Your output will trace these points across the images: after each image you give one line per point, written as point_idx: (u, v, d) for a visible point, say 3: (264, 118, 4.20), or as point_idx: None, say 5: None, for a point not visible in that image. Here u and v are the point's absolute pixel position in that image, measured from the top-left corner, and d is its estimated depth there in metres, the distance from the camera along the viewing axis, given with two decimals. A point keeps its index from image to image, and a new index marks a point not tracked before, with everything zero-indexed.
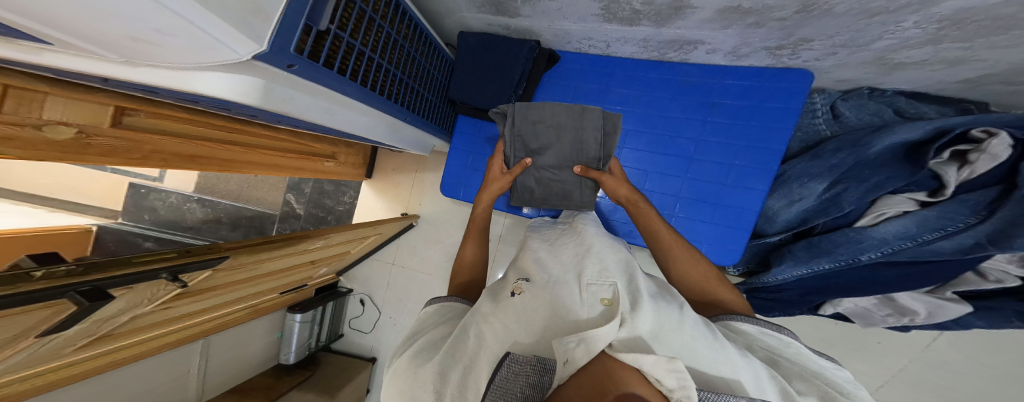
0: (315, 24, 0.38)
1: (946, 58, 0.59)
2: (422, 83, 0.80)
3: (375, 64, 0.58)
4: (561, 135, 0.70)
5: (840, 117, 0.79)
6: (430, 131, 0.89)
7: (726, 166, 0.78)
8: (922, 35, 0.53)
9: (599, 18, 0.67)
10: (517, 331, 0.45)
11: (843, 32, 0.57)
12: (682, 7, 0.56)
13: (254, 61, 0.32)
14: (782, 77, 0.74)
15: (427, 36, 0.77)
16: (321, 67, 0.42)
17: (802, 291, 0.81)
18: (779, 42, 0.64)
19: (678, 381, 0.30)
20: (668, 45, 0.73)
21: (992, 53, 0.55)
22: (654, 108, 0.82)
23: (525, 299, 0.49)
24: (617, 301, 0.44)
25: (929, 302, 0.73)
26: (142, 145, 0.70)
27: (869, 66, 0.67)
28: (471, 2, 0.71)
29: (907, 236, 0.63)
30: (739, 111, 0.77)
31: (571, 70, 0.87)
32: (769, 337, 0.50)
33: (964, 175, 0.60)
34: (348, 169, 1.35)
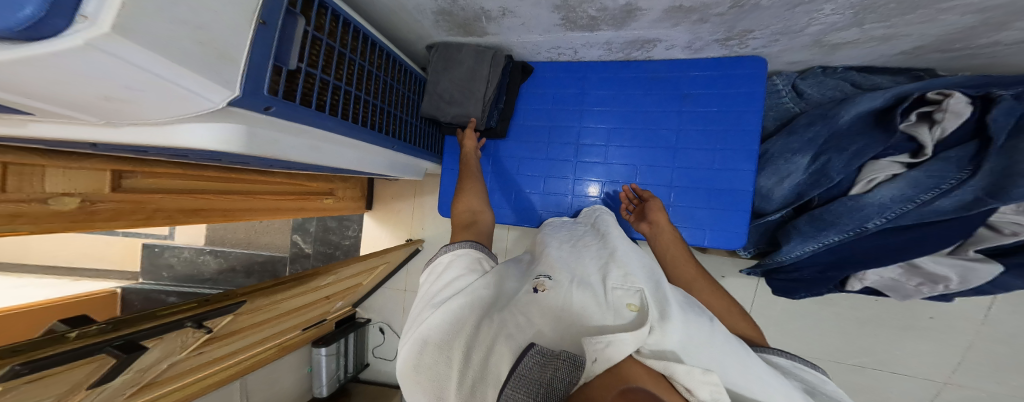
0: (284, 64, 0.40)
1: (874, 36, 0.60)
2: (403, 109, 0.82)
3: (353, 97, 0.60)
4: (466, 59, 0.80)
5: (804, 94, 0.78)
6: (419, 156, 0.91)
7: (710, 152, 0.78)
8: (843, 19, 0.55)
9: (561, 27, 0.69)
10: (540, 321, 0.44)
11: (776, 22, 0.58)
12: (633, 10, 0.58)
13: (231, 107, 0.34)
14: (740, 63, 0.75)
15: (399, 63, 0.79)
16: (297, 105, 0.43)
17: (819, 268, 0.78)
18: (725, 34, 0.65)
19: (712, 394, 0.33)
20: (630, 46, 0.74)
21: (912, 28, 0.56)
22: (631, 105, 0.83)
23: (551, 297, 0.47)
24: (646, 307, 0.41)
25: (957, 266, 0.69)
26: (144, 205, 0.72)
27: (813, 52, 0.69)
28: (439, 26, 0.74)
29: (906, 199, 0.61)
30: (712, 100, 0.77)
31: (548, 78, 0.89)
32: (806, 372, 0.47)
33: (937, 133, 0.60)
34: (348, 203, 1.37)
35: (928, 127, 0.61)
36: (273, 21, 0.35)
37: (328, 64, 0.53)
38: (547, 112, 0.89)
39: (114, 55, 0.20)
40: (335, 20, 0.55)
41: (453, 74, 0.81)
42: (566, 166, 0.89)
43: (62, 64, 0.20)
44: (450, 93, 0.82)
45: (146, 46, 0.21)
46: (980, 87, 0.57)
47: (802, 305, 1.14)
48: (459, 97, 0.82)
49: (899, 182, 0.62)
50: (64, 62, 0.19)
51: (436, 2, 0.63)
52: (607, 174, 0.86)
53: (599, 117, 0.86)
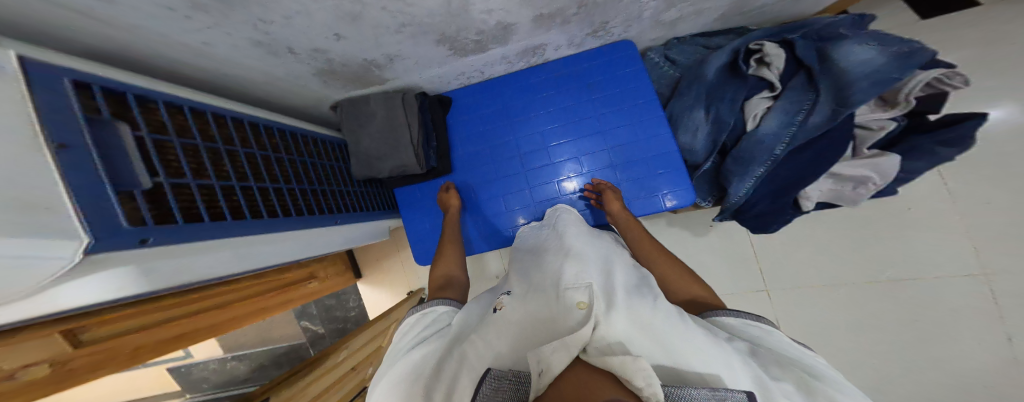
0: (137, 187, 0.37)
1: (689, 11, 0.70)
2: (330, 180, 0.82)
3: (265, 190, 0.60)
4: (377, 109, 0.77)
5: (676, 62, 0.81)
6: (365, 217, 0.91)
7: (627, 126, 0.83)
8: (654, 6, 0.65)
9: (457, 56, 0.72)
10: (497, 342, 0.47)
11: (614, 15, 0.66)
12: (506, 25, 0.63)
13: (105, 255, 0.32)
14: (616, 49, 0.82)
15: (310, 136, 0.80)
16: (183, 225, 0.42)
17: (770, 197, 0.73)
18: (591, 29, 0.71)
19: (646, 378, 0.32)
20: (523, 55, 0.79)
21: (702, 4, 0.67)
22: (546, 107, 0.88)
23: (507, 315, 0.50)
24: (591, 303, 0.45)
25: (865, 164, 0.66)
26: (108, 352, 0.63)
27: (665, 30, 0.77)
28: (330, 85, 0.70)
29: (786, 123, 0.64)
30: (610, 83, 0.83)
31: (467, 103, 0.91)
32: (751, 328, 0.52)
33: (774, 72, 0.66)
34: (336, 279, 1.37)
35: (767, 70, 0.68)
36: (83, 144, 0.31)
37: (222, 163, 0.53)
38: (479, 134, 0.91)
39: None
40: (218, 122, 0.56)
41: (370, 127, 0.78)
42: (502, 185, 0.91)
43: None
44: (375, 147, 0.79)
45: None
46: (775, 34, 0.70)
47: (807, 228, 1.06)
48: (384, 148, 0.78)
49: (783, 104, 0.65)
50: None
51: (310, 64, 0.61)
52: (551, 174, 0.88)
53: (525, 125, 0.89)
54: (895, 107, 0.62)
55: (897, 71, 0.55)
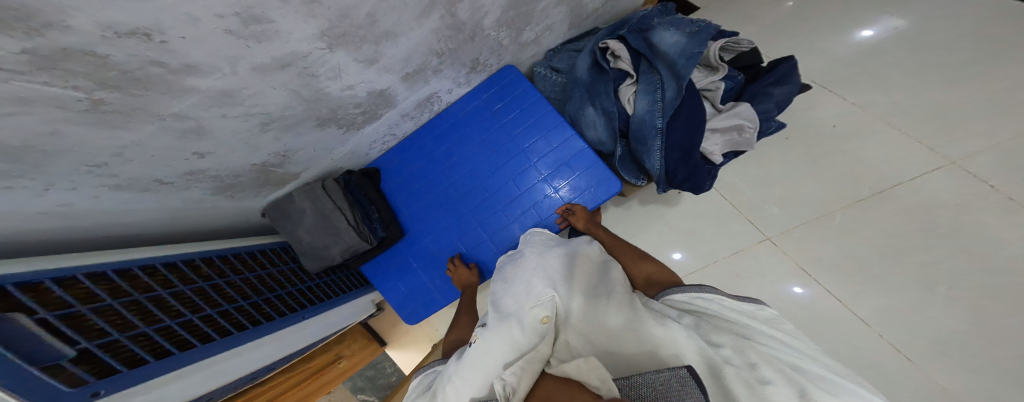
0: (60, 358, 0.39)
1: (542, 28, 0.74)
2: (271, 284, 0.80)
3: (211, 315, 0.62)
4: (303, 202, 0.78)
5: (562, 70, 0.82)
6: (327, 305, 0.89)
7: (543, 139, 0.80)
8: (505, 35, 0.68)
9: (348, 131, 0.68)
10: (477, 377, 0.52)
11: (477, 51, 0.67)
12: (382, 93, 0.61)
13: None
14: (502, 75, 0.80)
15: (251, 251, 0.78)
16: (122, 374, 0.44)
17: (682, 162, 0.64)
18: (468, 69, 0.72)
19: (598, 379, 0.38)
20: (421, 107, 0.76)
21: (548, 19, 0.71)
22: (463, 146, 0.84)
23: (481, 345, 0.54)
24: (551, 317, 0.53)
25: (732, 112, 0.63)
26: None
27: (536, 50, 0.82)
28: (237, 196, 0.71)
29: (654, 100, 0.64)
30: (512, 105, 0.81)
31: (392, 166, 0.89)
32: (699, 301, 0.58)
33: (625, 61, 0.69)
34: (362, 353, 1.22)
35: (619, 62, 0.70)
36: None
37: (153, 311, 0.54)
38: (414, 190, 0.89)
39: None
40: (132, 276, 0.54)
41: (307, 221, 0.78)
42: (443, 236, 0.89)
43: None
44: (315, 236, 0.78)
45: None
46: (612, 32, 0.73)
47: (778, 161, 0.93)
48: (319, 237, 0.78)
49: (644, 80, 0.66)
50: None
51: (204, 186, 0.62)
52: (492, 207, 0.85)
53: (450, 171, 0.86)
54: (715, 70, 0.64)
55: (698, 45, 0.60)
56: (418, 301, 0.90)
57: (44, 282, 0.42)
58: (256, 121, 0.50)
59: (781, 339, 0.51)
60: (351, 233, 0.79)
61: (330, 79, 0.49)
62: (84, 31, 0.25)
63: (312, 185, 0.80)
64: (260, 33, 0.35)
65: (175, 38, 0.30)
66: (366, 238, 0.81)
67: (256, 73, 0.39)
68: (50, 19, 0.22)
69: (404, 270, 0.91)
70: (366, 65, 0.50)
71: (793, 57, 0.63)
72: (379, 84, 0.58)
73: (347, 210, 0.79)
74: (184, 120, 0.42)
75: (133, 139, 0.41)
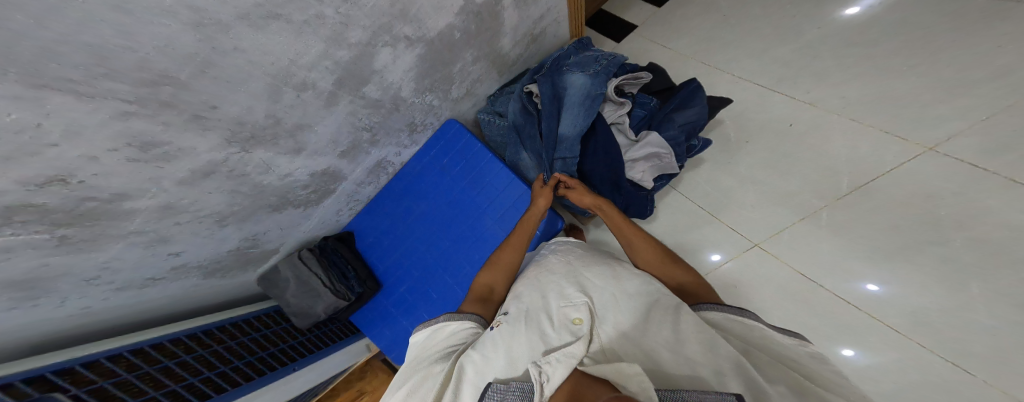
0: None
1: (469, 82, 0.78)
2: (267, 341, 0.86)
3: (205, 378, 0.66)
4: (282, 272, 0.83)
5: (503, 113, 0.85)
6: (321, 355, 0.93)
7: (491, 182, 0.84)
8: (433, 96, 0.73)
9: (308, 209, 0.74)
10: (498, 364, 0.45)
11: (409, 116, 0.73)
12: (327, 172, 0.68)
13: None
14: (443, 130, 0.86)
15: (247, 319, 0.84)
16: None
17: (617, 193, 0.70)
18: (408, 130, 0.77)
19: (639, 384, 0.36)
20: (374, 173, 0.82)
21: (470, 75, 0.76)
22: (422, 198, 0.90)
23: (505, 329, 0.49)
24: (587, 319, 0.48)
25: (645, 142, 0.69)
26: None
27: (474, 99, 0.86)
28: (231, 276, 0.76)
29: (574, 134, 0.70)
30: (457, 156, 0.86)
31: (364, 228, 0.96)
32: (735, 324, 0.46)
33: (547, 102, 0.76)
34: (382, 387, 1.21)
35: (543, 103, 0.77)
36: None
37: (159, 379, 0.59)
38: (386, 247, 0.95)
39: None
40: (147, 352, 0.61)
41: (286, 287, 0.83)
42: (418, 285, 0.92)
43: None
44: (296, 298, 0.83)
45: None
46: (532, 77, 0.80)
47: (746, 164, 0.87)
48: (303, 298, 0.83)
49: (566, 114, 0.73)
50: None
51: (191, 275, 0.62)
52: (458, 252, 0.88)
53: (414, 224, 0.92)
54: (620, 103, 0.72)
55: (600, 86, 0.70)
56: (403, 348, 0.92)
57: (75, 366, 0.49)
58: (212, 220, 0.54)
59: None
60: (324, 294, 0.83)
61: (263, 174, 0.55)
62: (8, 194, 0.28)
63: (290, 255, 0.86)
64: (163, 155, 0.38)
65: (89, 177, 0.33)
66: (343, 295, 0.86)
67: (184, 185, 0.44)
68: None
69: (386, 319, 0.94)
70: (293, 154, 0.56)
71: (694, 80, 0.71)
72: (318, 166, 0.64)
73: (325, 270, 0.85)
74: (144, 233, 0.45)
75: (110, 260, 0.45)
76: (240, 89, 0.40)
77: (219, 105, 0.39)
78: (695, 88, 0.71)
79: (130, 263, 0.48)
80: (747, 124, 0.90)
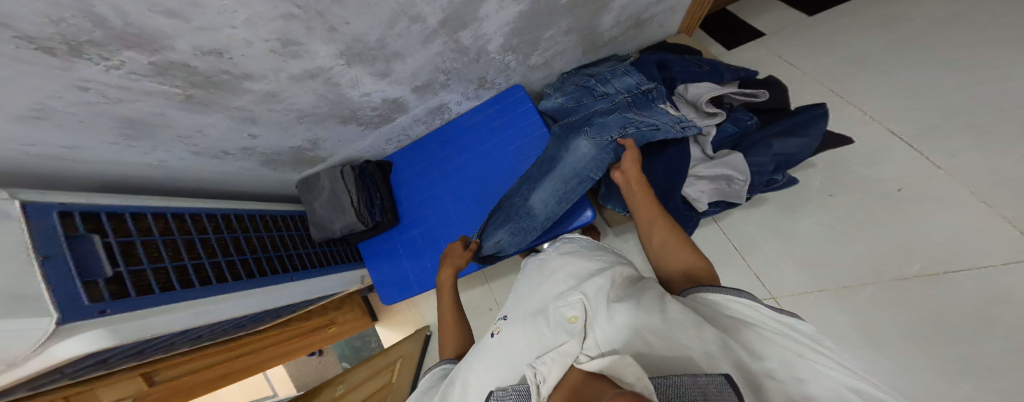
0: (98, 276, 0.47)
1: (552, 51, 0.77)
2: (296, 246, 0.91)
3: (224, 263, 0.68)
4: (320, 182, 0.88)
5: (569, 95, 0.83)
6: (336, 271, 0.98)
7: (535, 157, 0.85)
8: (515, 55, 0.72)
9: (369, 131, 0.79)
10: (500, 372, 0.48)
11: (486, 70, 0.73)
12: (396, 102, 0.71)
13: (72, 325, 0.41)
14: (508, 93, 0.86)
15: (280, 214, 0.90)
16: (136, 297, 0.50)
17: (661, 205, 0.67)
18: (477, 85, 0.78)
19: (634, 374, 0.33)
20: (433, 115, 0.85)
21: (558, 43, 0.74)
22: (465, 152, 0.92)
23: (502, 337, 0.52)
24: (582, 317, 0.47)
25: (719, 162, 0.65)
26: (179, 388, 0.68)
27: (548, 71, 0.86)
28: (283, 172, 0.80)
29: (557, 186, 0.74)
30: (512, 123, 0.87)
31: (403, 163, 0.99)
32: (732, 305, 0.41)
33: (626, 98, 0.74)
34: (354, 323, 1.33)
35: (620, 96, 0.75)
36: (59, 253, 0.43)
37: (182, 251, 0.62)
38: (417, 187, 0.98)
39: None
40: (180, 220, 0.64)
41: (320, 197, 0.89)
42: (433, 230, 0.96)
43: None
44: (323, 210, 0.88)
45: None
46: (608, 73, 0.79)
47: (778, 217, 0.89)
48: (329, 211, 0.88)
49: (544, 184, 0.75)
50: None
51: (252, 159, 0.66)
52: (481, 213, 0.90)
53: (450, 174, 0.94)
54: (717, 113, 0.70)
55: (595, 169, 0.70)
56: (402, 285, 0.97)
57: (124, 214, 0.54)
58: (293, 116, 0.57)
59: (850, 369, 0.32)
60: (347, 213, 0.88)
61: (350, 87, 0.57)
62: (181, 43, 0.34)
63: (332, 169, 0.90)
64: (295, 53, 0.42)
65: (238, 56, 0.39)
66: (364, 220, 0.89)
67: (293, 81, 0.48)
68: (149, 48, 0.33)
69: (392, 255, 1.00)
70: (379, 77, 0.58)
71: (821, 107, 0.66)
72: (391, 93, 0.66)
73: (354, 191, 0.87)
74: (244, 111, 0.49)
75: (206, 125, 0.49)
76: (371, 11, 0.42)
77: (352, 22, 0.42)
78: (819, 115, 0.66)
79: (219, 133, 0.52)
80: (805, 177, 0.88)
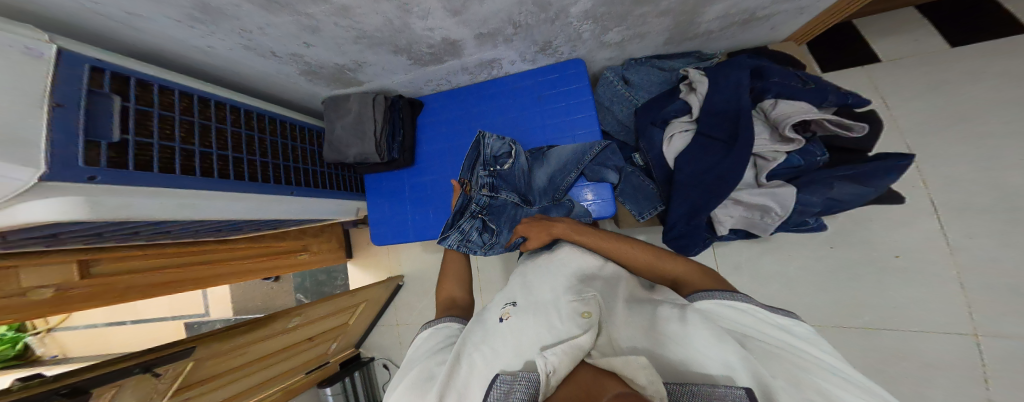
0: (103, 138, 0.41)
1: (632, 34, 0.70)
2: (310, 162, 0.85)
3: (233, 159, 0.61)
4: (351, 102, 0.83)
5: (631, 83, 0.79)
6: (341, 197, 0.94)
7: (572, 138, 0.83)
8: (593, 27, 0.66)
9: (416, 66, 0.76)
10: (506, 358, 0.48)
11: (555, 34, 0.68)
12: (453, 42, 0.68)
13: (51, 184, 0.36)
14: (567, 66, 0.82)
15: (302, 126, 0.84)
16: (134, 171, 0.44)
17: (686, 218, 0.64)
18: (538, 47, 0.74)
19: (648, 377, 0.35)
20: (482, 67, 0.82)
21: (642, 28, 0.68)
22: (503, 114, 0.89)
23: (513, 324, 0.53)
24: (594, 314, 0.49)
25: (764, 193, 0.59)
26: (115, 286, 0.69)
27: (615, 53, 0.79)
28: (316, 84, 0.76)
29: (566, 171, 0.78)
30: (559, 98, 0.83)
31: (435, 107, 0.95)
32: (731, 311, 0.48)
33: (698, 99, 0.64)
34: (325, 255, 1.35)
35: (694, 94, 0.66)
36: (73, 106, 0.38)
37: (196, 136, 0.55)
38: (443, 136, 0.95)
39: None
40: (203, 104, 0.58)
41: (344, 117, 0.84)
42: (446, 184, 0.95)
43: None
44: (342, 131, 0.84)
45: None
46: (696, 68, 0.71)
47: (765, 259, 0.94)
48: (348, 134, 0.84)
49: (546, 161, 0.81)
50: None
51: (293, 65, 0.65)
52: None
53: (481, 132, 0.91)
54: (794, 141, 0.56)
55: (595, 170, 0.78)
56: (401, 227, 0.98)
57: (152, 85, 0.50)
58: (352, 34, 0.58)
59: (824, 361, 0.41)
60: (365, 141, 0.83)
61: (416, 13, 0.54)
62: None
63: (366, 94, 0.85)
64: None
65: None
66: (380, 153, 0.86)
67: None
68: None
69: (397, 195, 0.99)
70: (450, 13, 0.56)
71: (909, 157, 0.51)
72: (452, 32, 0.63)
73: (381, 122, 0.83)
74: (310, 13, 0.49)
75: (268, 11, 0.47)
76: None
77: None
78: (895, 167, 0.52)
79: (277, 20, 0.50)
80: None
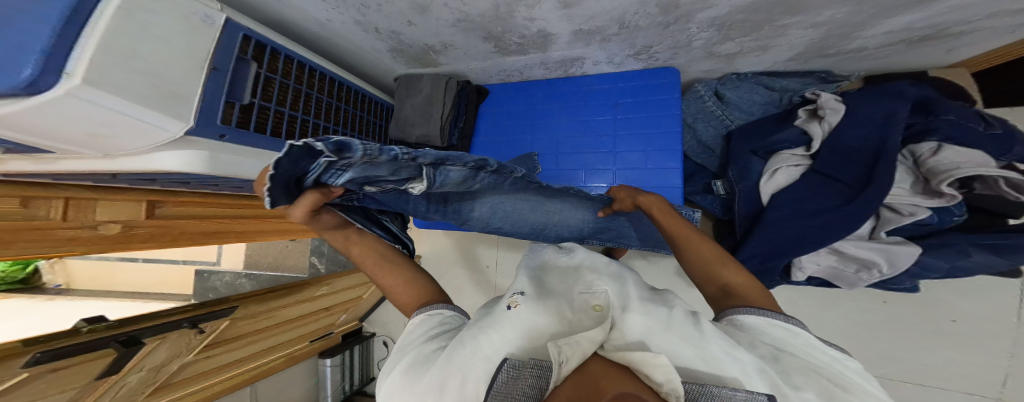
0: (236, 100, 0.42)
1: (752, 47, 0.65)
2: (374, 136, 0.82)
3: (321, 127, 0.61)
4: (431, 83, 0.82)
5: (727, 100, 0.76)
6: None
7: (645, 151, 0.79)
8: (711, 36, 0.61)
9: (498, 54, 0.74)
10: (502, 335, 0.34)
11: (662, 39, 0.64)
12: (547, 35, 0.65)
13: (191, 139, 0.36)
14: (656, 74, 0.78)
15: (374, 100, 0.82)
16: (253, 133, 0.45)
17: (760, 258, 0.62)
18: (634, 50, 0.70)
19: (663, 375, 0.25)
20: (562, 64, 0.79)
21: (775, 41, 0.62)
22: (574, 114, 0.85)
23: (522, 312, 0.36)
24: (609, 304, 0.37)
25: (875, 249, 0.56)
26: (172, 230, 0.68)
27: (715, 66, 0.75)
28: (398, 61, 0.75)
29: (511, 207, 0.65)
30: (639, 107, 0.80)
31: (502, 98, 0.92)
32: (776, 328, 0.36)
33: (824, 129, 0.60)
34: None
35: (817, 123, 0.62)
36: (221, 67, 0.39)
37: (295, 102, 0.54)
38: (506, 129, 0.91)
39: (92, 102, 0.25)
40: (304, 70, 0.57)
41: (419, 96, 0.82)
42: None
43: (50, 108, 0.24)
44: (412, 111, 0.83)
45: (100, 89, 0.25)
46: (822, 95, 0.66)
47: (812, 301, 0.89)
48: (418, 114, 0.82)
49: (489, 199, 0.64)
50: (50, 107, 0.24)
51: (387, 42, 0.64)
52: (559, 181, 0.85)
53: (548, 129, 0.87)
54: (944, 196, 0.51)
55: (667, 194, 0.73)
56: None
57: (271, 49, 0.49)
58: (455, 16, 0.56)
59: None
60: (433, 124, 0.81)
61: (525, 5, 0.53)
62: None
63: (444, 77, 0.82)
64: None
65: None
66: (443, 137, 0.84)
67: None
68: None
69: None
70: (561, 5, 0.53)
71: None
72: (560, 25, 0.60)
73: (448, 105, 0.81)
74: None
75: None
76: None
77: None
78: None
79: None
80: None
